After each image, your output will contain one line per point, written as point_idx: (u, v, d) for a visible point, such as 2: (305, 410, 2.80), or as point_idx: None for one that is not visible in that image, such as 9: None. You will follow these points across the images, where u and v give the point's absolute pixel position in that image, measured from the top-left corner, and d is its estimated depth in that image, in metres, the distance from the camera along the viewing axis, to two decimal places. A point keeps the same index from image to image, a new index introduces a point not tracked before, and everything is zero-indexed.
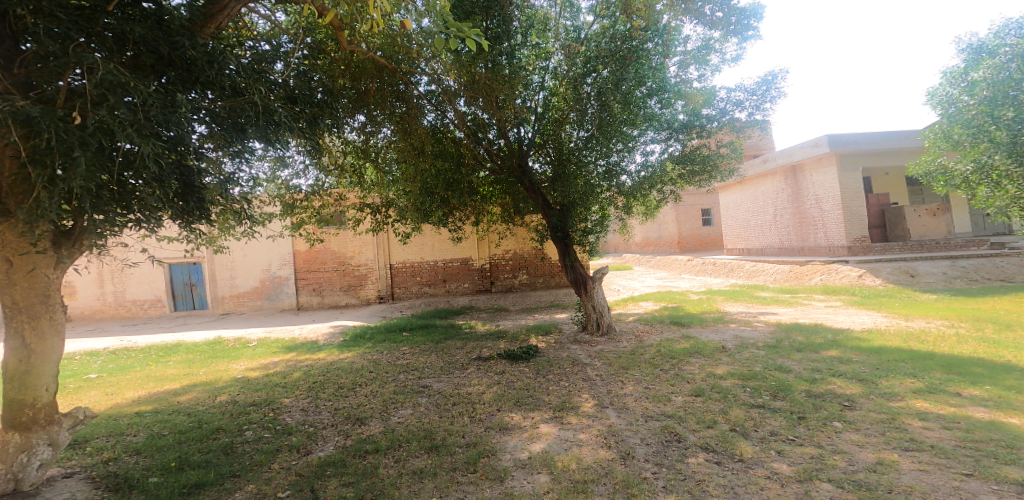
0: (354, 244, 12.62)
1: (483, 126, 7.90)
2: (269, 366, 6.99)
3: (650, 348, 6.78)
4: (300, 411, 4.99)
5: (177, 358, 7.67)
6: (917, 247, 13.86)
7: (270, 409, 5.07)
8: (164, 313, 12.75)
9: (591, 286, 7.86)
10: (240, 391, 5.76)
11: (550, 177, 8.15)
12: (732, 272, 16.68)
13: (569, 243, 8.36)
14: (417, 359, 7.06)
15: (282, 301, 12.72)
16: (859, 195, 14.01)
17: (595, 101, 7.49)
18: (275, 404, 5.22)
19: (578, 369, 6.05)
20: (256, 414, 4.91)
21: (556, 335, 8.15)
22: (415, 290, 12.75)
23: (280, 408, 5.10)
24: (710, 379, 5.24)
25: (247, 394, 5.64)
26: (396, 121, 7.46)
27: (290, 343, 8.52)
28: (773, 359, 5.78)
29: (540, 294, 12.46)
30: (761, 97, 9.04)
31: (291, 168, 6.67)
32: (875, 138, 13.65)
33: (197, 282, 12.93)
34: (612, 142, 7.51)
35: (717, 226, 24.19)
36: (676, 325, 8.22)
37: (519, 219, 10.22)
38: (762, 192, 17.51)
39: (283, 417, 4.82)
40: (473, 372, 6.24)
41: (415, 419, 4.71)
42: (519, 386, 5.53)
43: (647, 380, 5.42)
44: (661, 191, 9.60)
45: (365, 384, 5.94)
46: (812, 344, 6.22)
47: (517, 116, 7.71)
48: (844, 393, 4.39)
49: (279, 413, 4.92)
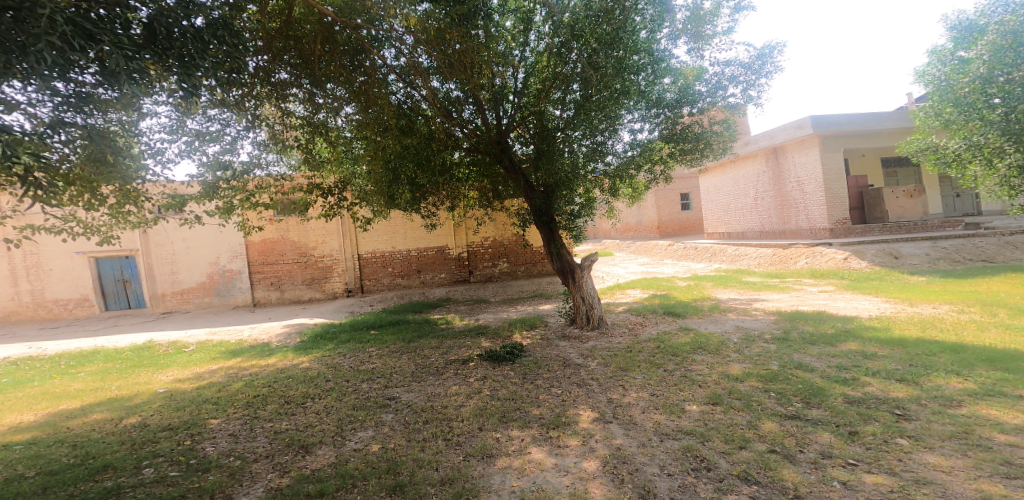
0: (317, 234, 11.44)
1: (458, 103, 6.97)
2: (203, 376, 5.86)
3: (648, 343, 6.08)
4: (227, 438, 3.98)
5: (92, 369, 6.45)
6: (896, 228, 13.67)
7: (188, 435, 4.04)
8: (93, 313, 11.28)
9: (579, 275, 7.06)
10: (152, 411, 4.66)
11: (534, 156, 7.38)
12: (713, 257, 16.25)
13: (555, 230, 7.51)
14: (385, 363, 6.11)
15: (234, 296, 11.47)
16: (841, 177, 13.69)
17: (579, 76, 6.69)
18: (199, 427, 4.21)
19: (571, 372, 5.28)
20: (166, 442, 3.88)
21: (541, 330, 7.36)
22: (387, 282, 11.68)
23: (202, 433, 4.07)
24: (725, 382, 4.58)
25: (165, 414, 4.56)
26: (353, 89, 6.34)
27: (237, 346, 7.39)
28: (789, 354, 5.14)
29: (522, 284, 11.63)
30: (756, 72, 8.36)
31: (220, 143, 5.60)
32: (857, 119, 13.35)
33: (132, 277, 11.46)
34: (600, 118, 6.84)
35: (695, 210, 23.91)
36: (670, 315, 7.54)
37: (499, 203, 9.38)
38: (743, 175, 17.14)
39: (202, 447, 3.79)
40: (450, 378, 5.38)
41: (376, 446, 3.81)
42: (503, 396, 4.71)
43: (652, 385, 4.70)
44: (649, 172, 8.96)
45: (321, 397, 4.97)
46: (826, 335, 5.64)
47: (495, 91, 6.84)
48: (890, 398, 3.77)
49: (198, 442, 3.90)
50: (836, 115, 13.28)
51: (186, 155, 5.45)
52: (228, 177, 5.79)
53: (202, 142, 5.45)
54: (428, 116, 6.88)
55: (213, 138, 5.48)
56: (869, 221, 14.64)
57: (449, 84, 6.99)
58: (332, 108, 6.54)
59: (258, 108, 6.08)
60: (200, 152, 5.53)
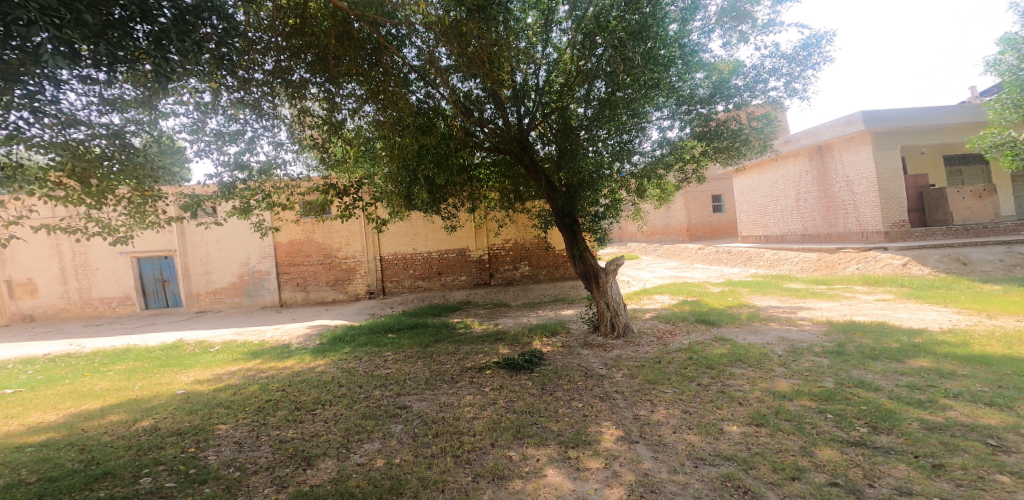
0: (340, 235, 11.46)
1: (480, 103, 6.68)
2: (221, 378, 5.78)
3: (679, 354, 5.58)
4: (232, 446, 3.80)
5: (121, 367, 6.52)
6: (961, 231, 12.47)
7: (195, 441, 3.89)
8: (134, 312, 11.65)
9: (603, 280, 6.64)
10: (163, 414, 4.56)
11: (556, 156, 7.04)
12: (749, 261, 15.33)
13: (578, 231, 7.09)
14: (400, 369, 5.88)
15: (262, 297, 11.61)
16: (897, 176, 12.61)
17: (603, 72, 6.34)
18: (206, 433, 4.06)
19: (594, 383, 4.88)
20: (170, 449, 3.73)
21: (563, 337, 6.96)
22: (408, 284, 11.54)
23: (207, 440, 3.91)
24: (770, 399, 4.08)
25: (177, 417, 4.45)
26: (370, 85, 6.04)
27: (257, 348, 7.35)
28: (845, 370, 4.56)
29: (544, 288, 11.23)
30: (800, 64, 7.72)
31: (239, 143, 5.51)
32: (914, 114, 12.27)
33: (170, 277, 11.77)
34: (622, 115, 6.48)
35: (729, 213, 22.88)
36: (704, 324, 6.99)
37: (521, 205, 9.08)
38: (783, 175, 16.18)
39: (204, 456, 3.61)
40: (464, 387, 5.08)
41: (381, 460, 3.54)
42: (519, 409, 4.37)
43: (684, 400, 4.25)
44: (681, 171, 8.46)
45: (331, 404, 4.77)
46: (887, 350, 5.01)
47: (517, 91, 6.62)
48: (979, 425, 3.29)
49: (203, 450, 3.73)
50: (892, 109, 12.22)
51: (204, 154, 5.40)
52: (246, 178, 5.69)
53: (221, 142, 5.40)
54: (449, 117, 6.66)
55: (232, 138, 5.40)
56: (930, 223, 13.45)
57: (468, 83, 6.76)
58: (354, 109, 6.45)
59: (276, 107, 6.00)
60: (220, 152, 5.47)
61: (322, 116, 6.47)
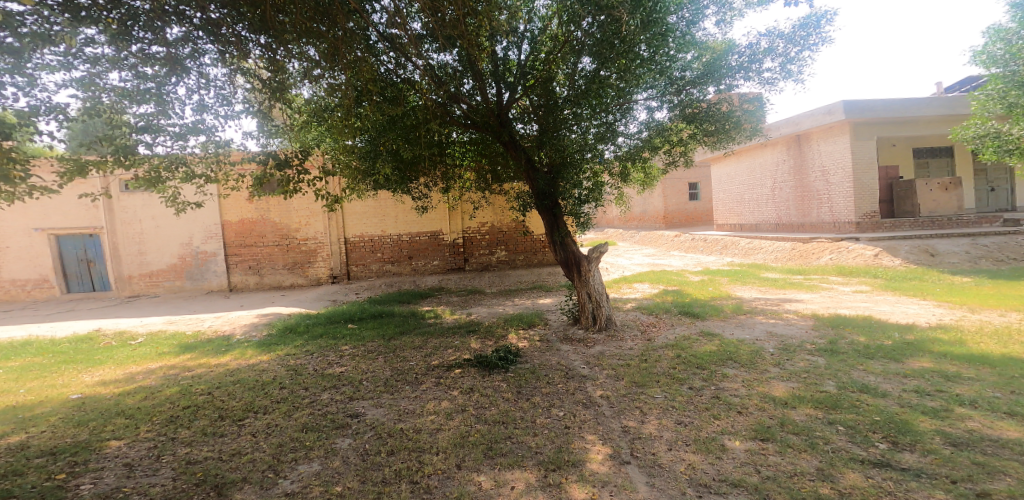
0: (300, 215, 10.49)
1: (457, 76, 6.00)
2: (134, 379, 4.95)
3: (666, 351, 5.14)
4: (119, 471, 3.10)
5: (14, 365, 5.55)
6: (927, 223, 12.65)
7: (71, 465, 3.17)
8: (53, 296, 10.38)
9: (586, 269, 6.12)
10: (41, 430, 3.77)
11: (535, 137, 6.47)
12: (725, 250, 15.23)
13: (560, 216, 6.51)
14: (357, 366, 5.19)
15: (208, 280, 10.54)
16: (872, 167, 12.60)
17: (591, 47, 5.83)
18: (87, 454, 3.33)
19: (575, 388, 4.35)
20: (31, 477, 3.01)
21: (541, 329, 6.41)
22: (376, 269, 10.72)
23: (86, 463, 3.20)
24: (772, 406, 3.63)
25: (56, 434, 3.68)
26: (326, 50, 5.27)
27: (191, 340, 6.46)
28: (845, 371, 4.15)
29: (520, 274, 10.65)
30: (797, 44, 7.32)
31: (155, 105, 4.67)
32: (892, 105, 12.24)
33: (96, 257, 10.52)
34: (605, 98, 6.03)
35: (704, 201, 22.84)
36: (687, 316, 6.56)
37: (499, 186, 8.43)
38: (760, 163, 16.08)
39: (74, 486, 2.89)
40: (429, 390, 4.46)
41: (317, 488, 2.89)
42: (491, 419, 3.79)
43: (678, 409, 3.79)
44: (668, 154, 8.00)
45: (266, 412, 4.07)
46: (884, 347, 4.67)
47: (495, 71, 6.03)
48: (1010, 439, 2.89)
49: (77, 477, 3.01)
50: (872, 99, 12.11)
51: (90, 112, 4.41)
52: (151, 141, 4.76)
53: (124, 100, 4.51)
54: (423, 91, 5.93)
55: (140, 96, 4.52)
56: (898, 214, 13.71)
57: (444, 56, 6.22)
58: (304, 72, 5.64)
59: (205, 66, 5.09)
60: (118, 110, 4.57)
61: (256, 72, 5.60)
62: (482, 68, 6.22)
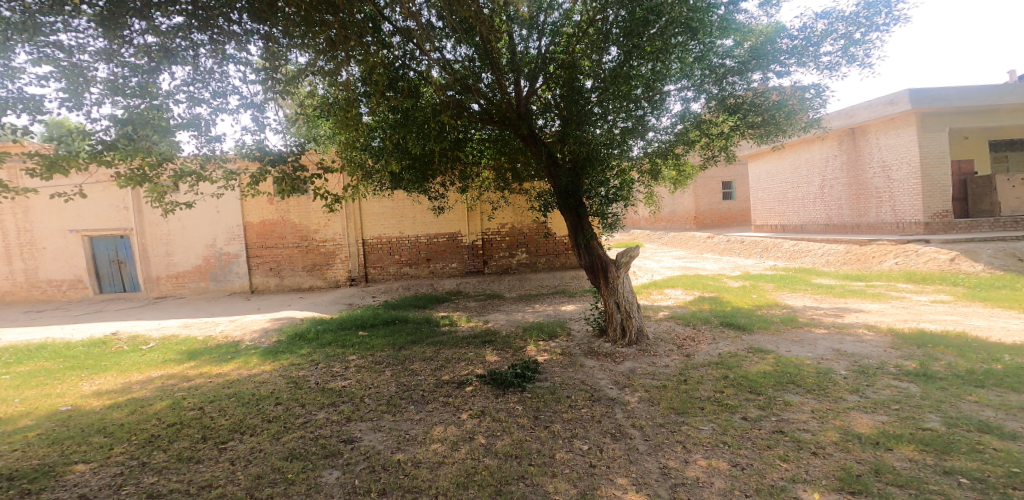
0: (319, 216, 10.24)
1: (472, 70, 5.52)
2: (130, 389, 4.65)
3: (710, 371, 4.41)
4: None
5: (21, 370, 5.38)
6: (1010, 224, 11.20)
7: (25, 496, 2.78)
8: (85, 297, 10.50)
9: (614, 275, 5.45)
10: (13, 448, 3.44)
11: (558, 134, 5.78)
12: (766, 252, 14.09)
13: (585, 216, 5.84)
14: (361, 380, 4.72)
15: (231, 282, 10.43)
16: (942, 161, 11.27)
17: (619, 37, 5.29)
18: (45, 481, 2.94)
19: (604, 415, 3.69)
20: None
21: (563, 340, 5.77)
22: (394, 271, 10.34)
23: (42, 493, 2.81)
24: (859, 447, 2.86)
25: (26, 453, 3.33)
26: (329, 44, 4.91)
27: (199, 346, 6.17)
28: (950, 404, 3.32)
29: (543, 277, 10.04)
30: (860, 25, 6.42)
31: (144, 99, 4.41)
32: (967, 93, 10.94)
33: (126, 259, 10.59)
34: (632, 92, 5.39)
35: (740, 201, 21.54)
36: (731, 329, 5.75)
37: (518, 184, 7.87)
38: (807, 159, 14.83)
39: None
40: (436, 411, 3.91)
41: None
42: (503, 452, 3.19)
43: (733, 446, 3.07)
44: (706, 148, 7.23)
45: (252, 432, 3.62)
46: (992, 373, 3.78)
47: (512, 63, 5.51)
48: None
49: None
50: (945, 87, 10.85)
51: (73, 106, 4.16)
52: (136, 135, 4.45)
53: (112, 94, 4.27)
54: (436, 84, 5.43)
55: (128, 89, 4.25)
56: (973, 214, 12.25)
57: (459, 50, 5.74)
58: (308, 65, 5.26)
59: (202, 58, 4.80)
60: (97, 104, 4.30)
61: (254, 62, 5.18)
62: (500, 60, 5.70)
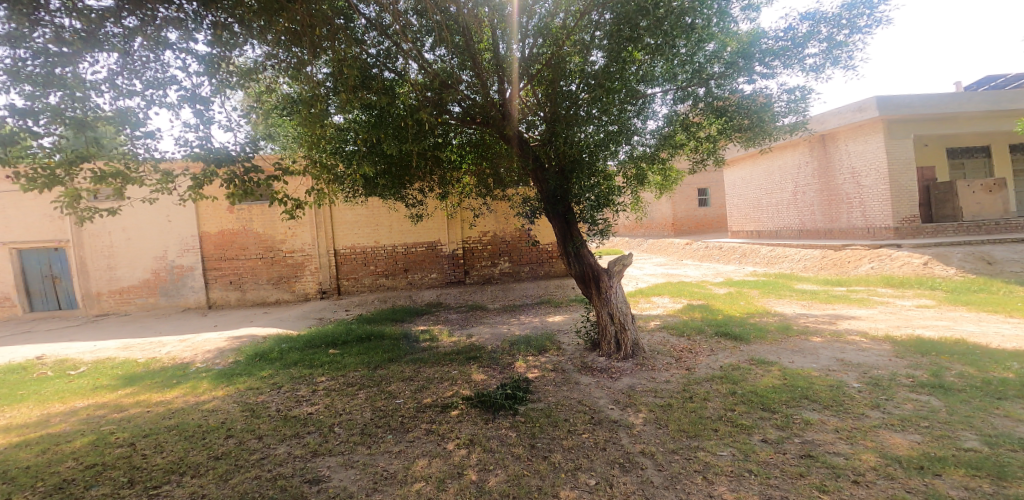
0: (285, 225, 9.55)
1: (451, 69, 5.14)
2: (49, 424, 3.95)
3: (716, 386, 4.07)
4: None
5: None
6: (974, 228, 11.53)
7: None
8: (15, 316, 9.42)
9: (607, 284, 5.10)
10: None
11: (543, 137, 5.38)
12: (744, 259, 14.14)
13: (574, 222, 5.45)
14: (331, 405, 4.16)
15: (184, 297, 9.56)
16: (909, 168, 11.54)
17: (605, 38, 5.04)
18: None
19: (610, 441, 3.28)
20: None
21: (555, 355, 5.35)
22: (368, 283, 9.71)
23: None
24: (902, 472, 2.55)
25: None
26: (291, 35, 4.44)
27: (140, 370, 5.44)
28: (981, 420, 3.07)
29: (525, 287, 9.63)
30: (843, 28, 6.36)
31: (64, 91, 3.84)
32: (930, 102, 11.29)
33: (62, 273, 9.57)
34: (621, 94, 5.09)
35: (715, 208, 21.80)
36: (728, 339, 5.46)
37: (501, 191, 7.47)
38: (780, 167, 15.06)
39: None
40: (418, 442, 3.41)
41: None
42: (499, 491, 2.72)
43: (761, 475, 2.71)
44: (694, 151, 7.01)
45: (194, 474, 3.03)
46: (1010, 383, 3.58)
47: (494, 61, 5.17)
48: None
49: None
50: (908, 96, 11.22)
51: None
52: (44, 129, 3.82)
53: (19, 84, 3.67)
54: (412, 83, 5.02)
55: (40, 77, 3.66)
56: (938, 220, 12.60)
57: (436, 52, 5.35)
58: (267, 56, 4.74)
59: (133, 44, 4.22)
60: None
61: (198, 51, 4.61)
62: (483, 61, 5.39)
